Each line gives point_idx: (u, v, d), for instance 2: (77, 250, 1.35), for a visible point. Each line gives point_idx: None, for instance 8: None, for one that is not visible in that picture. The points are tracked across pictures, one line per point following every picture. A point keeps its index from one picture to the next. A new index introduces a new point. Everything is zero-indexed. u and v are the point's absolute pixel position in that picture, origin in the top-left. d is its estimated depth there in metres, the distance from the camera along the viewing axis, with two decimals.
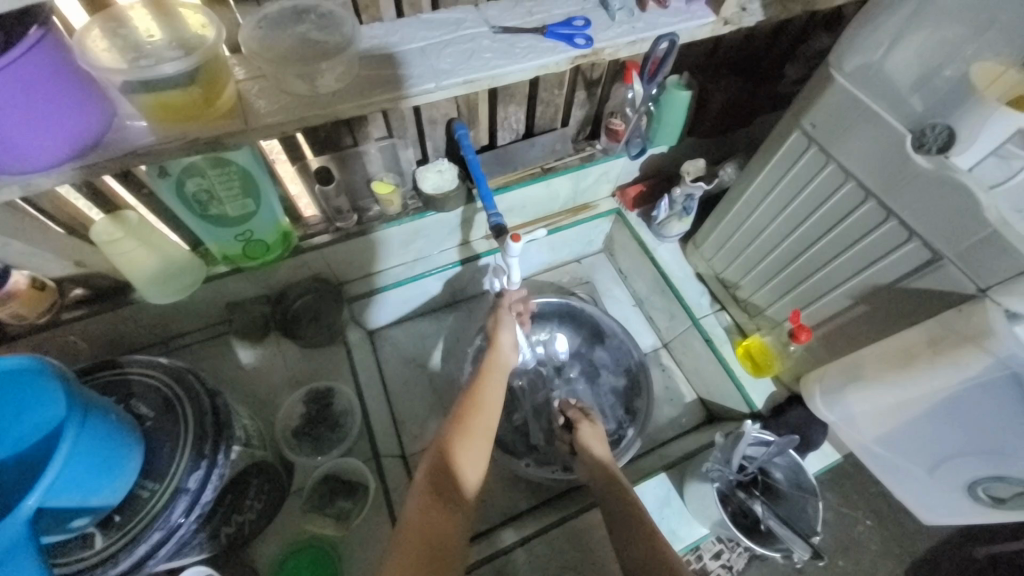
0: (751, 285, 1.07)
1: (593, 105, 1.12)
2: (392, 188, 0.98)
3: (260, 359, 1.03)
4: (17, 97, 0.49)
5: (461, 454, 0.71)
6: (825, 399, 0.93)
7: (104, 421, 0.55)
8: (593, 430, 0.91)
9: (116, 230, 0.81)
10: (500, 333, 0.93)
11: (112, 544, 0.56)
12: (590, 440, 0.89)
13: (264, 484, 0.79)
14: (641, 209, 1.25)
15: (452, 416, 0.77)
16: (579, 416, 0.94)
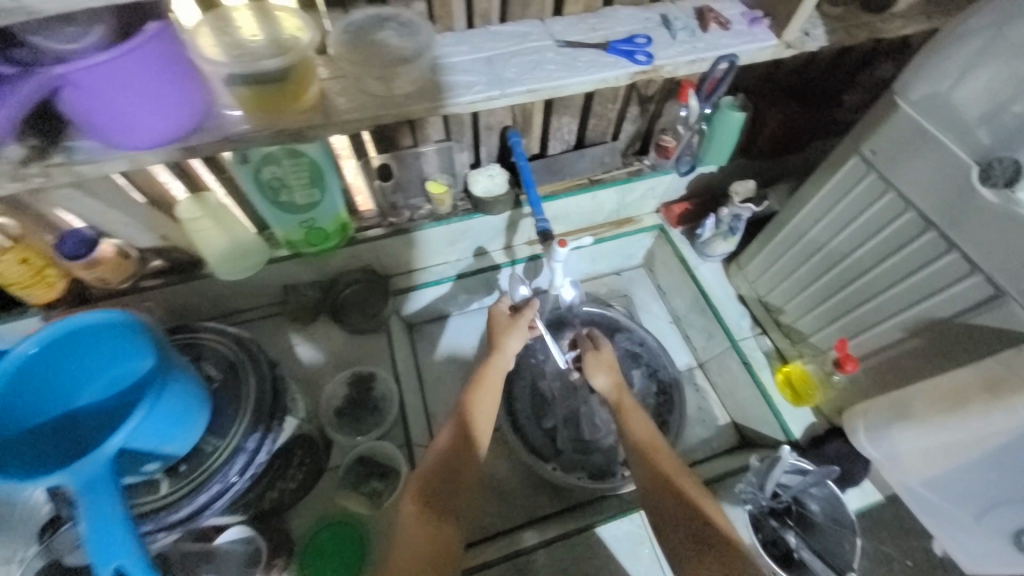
0: (795, 310, 1.06)
1: (645, 121, 1.14)
2: (445, 189, 1.03)
3: (308, 340, 1.09)
4: (136, 79, 0.56)
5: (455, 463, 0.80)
6: (870, 433, 0.89)
7: (182, 376, 0.60)
8: (601, 357, 0.96)
9: (197, 210, 0.90)
10: (507, 341, 0.95)
11: (177, 491, 0.61)
12: (594, 369, 0.94)
13: (306, 459, 0.84)
14: (685, 227, 1.26)
15: (464, 396, 0.89)
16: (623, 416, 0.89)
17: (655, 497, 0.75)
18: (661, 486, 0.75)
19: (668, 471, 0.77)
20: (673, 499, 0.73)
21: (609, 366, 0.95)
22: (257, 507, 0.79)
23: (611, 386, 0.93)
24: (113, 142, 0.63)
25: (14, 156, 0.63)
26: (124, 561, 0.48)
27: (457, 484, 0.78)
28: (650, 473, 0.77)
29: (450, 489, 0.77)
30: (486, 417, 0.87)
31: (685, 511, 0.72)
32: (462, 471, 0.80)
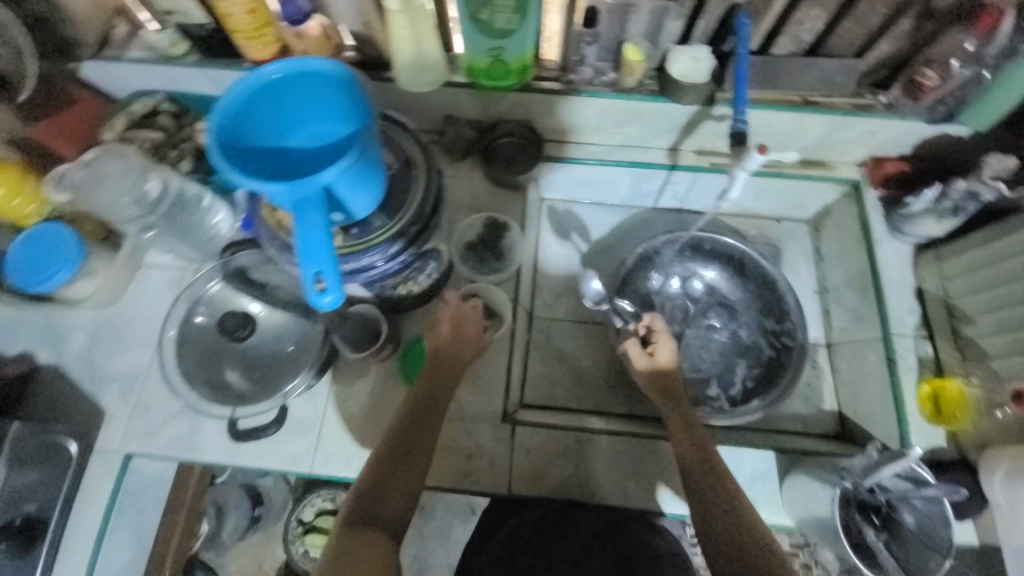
0: (988, 324, 0.93)
1: (910, 43, 0.91)
2: (642, 58, 0.93)
3: (453, 172, 1.11)
4: None
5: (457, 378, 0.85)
6: (1006, 480, 0.81)
7: (376, 144, 0.64)
8: (660, 359, 0.87)
9: (399, 4, 0.86)
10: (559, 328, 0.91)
11: (347, 247, 0.69)
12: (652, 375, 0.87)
13: (435, 273, 0.92)
14: (887, 192, 1.06)
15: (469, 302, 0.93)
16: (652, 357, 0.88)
17: (712, 511, 0.71)
18: (714, 492, 0.73)
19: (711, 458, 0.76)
20: (725, 509, 0.71)
21: (669, 367, 0.87)
22: (385, 296, 0.91)
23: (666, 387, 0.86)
24: None
25: None
26: (323, 270, 0.56)
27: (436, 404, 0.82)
28: (706, 483, 0.74)
29: (431, 409, 0.82)
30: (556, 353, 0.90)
31: (741, 523, 0.69)
32: (445, 376, 0.86)
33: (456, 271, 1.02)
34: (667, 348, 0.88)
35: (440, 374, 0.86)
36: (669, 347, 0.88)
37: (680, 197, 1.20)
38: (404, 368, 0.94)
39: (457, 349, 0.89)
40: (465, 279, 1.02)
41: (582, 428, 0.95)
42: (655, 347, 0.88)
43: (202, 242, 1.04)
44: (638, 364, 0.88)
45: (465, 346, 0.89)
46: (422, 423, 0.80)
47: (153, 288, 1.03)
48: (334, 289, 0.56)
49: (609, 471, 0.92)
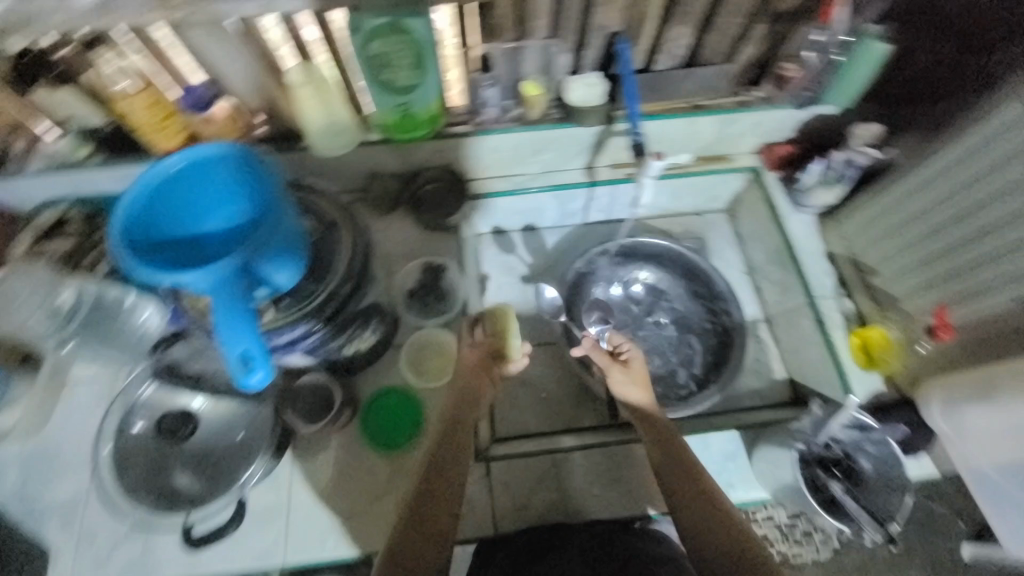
0: (891, 270, 1.01)
1: (768, 44, 1.02)
2: (539, 92, 1.01)
3: (385, 226, 1.14)
4: None
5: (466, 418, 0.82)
6: (943, 407, 0.88)
7: (291, 214, 0.65)
8: (632, 372, 0.86)
9: (303, 77, 0.91)
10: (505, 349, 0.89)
11: (280, 319, 0.69)
12: (624, 387, 0.85)
13: (380, 327, 0.93)
14: (783, 171, 1.15)
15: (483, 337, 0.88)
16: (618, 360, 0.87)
17: (694, 510, 0.70)
18: (695, 495, 0.72)
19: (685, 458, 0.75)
20: (705, 509, 0.70)
21: (641, 379, 0.85)
22: (333, 359, 0.90)
23: (645, 405, 0.83)
24: None
25: None
26: (249, 350, 0.56)
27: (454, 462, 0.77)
28: (685, 488, 0.73)
29: (449, 466, 0.76)
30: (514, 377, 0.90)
31: (719, 520, 0.69)
32: (461, 434, 0.80)
33: (403, 321, 1.03)
34: (639, 359, 0.88)
35: (455, 429, 0.80)
36: (642, 359, 0.88)
37: (605, 209, 1.26)
38: (367, 426, 0.94)
39: (471, 404, 0.83)
40: (414, 327, 1.03)
41: (555, 449, 0.97)
42: (625, 359, 0.88)
43: (132, 344, 0.99)
44: (614, 371, 0.86)
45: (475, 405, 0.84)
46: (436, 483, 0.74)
47: (85, 402, 0.97)
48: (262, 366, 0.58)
49: (587, 484, 0.94)
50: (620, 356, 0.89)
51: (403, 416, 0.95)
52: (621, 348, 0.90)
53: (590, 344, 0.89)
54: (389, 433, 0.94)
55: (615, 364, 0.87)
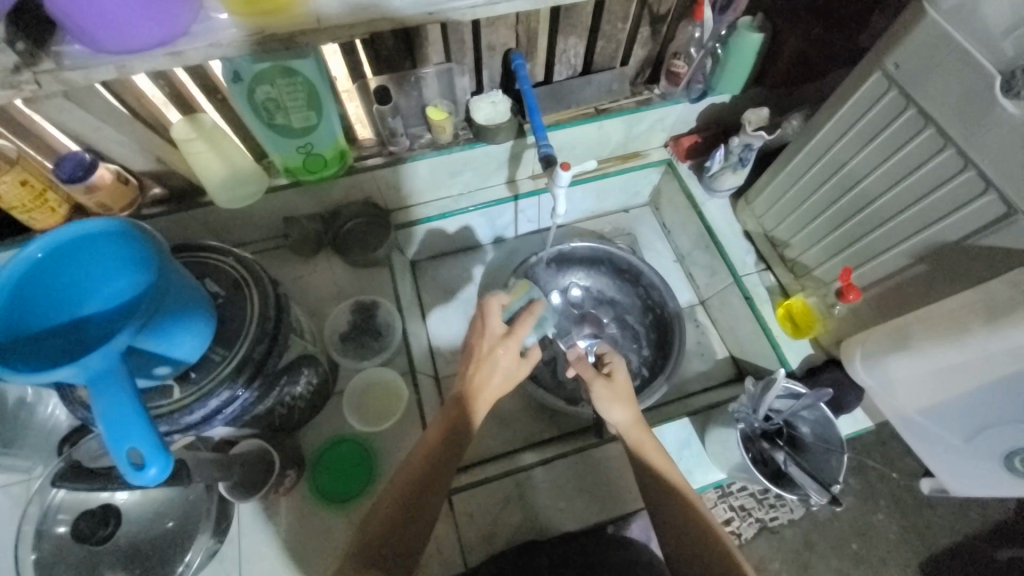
0: (801, 244, 1.04)
1: (656, 44, 1.07)
2: (445, 115, 0.99)
3: (311, 271, 1.10)
4: None
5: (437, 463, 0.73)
6: (864, 362, 0.92)
7: (184, 284, 0.61)
8: (615, 388, 0.80)
9: (191, 132, 0.86)
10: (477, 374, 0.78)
11: (188, 396, 0.64)
12: (607, 403, 0.80)
13: (314, 378, 0.87)
14: (693, 161, 1.20)
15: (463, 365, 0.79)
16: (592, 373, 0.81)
17: (662, 507, 0.74)
18: (662, 492, 0.74)
19: (657, 467, 0.76)
20: (673, 504, 0.73)
21: (627, 397, 0.80)
22: (267, 422, 0.84)
23: (629, 419, 0.79)
24: (100, 45, 0.61)
25: None
26: (138, 442, 0.50)
27: (417, 512, 0.70)
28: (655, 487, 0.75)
29: (411, 514, 0.70)
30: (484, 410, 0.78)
31: (682, 513, 0.72)
32: (438, 480, 0.73)
33: (342, 365, 0.99)
34: (623, 371, 0.83)
35: (427, 473, 0.72)
36: (626, 373, 0.83)
37: (534, 219, 1.30)
38: (318, 483, 0.90)
39: (457, 445, 0.75)
40: (353, 369, 0.99)
41: (517, 469, 0.95)
42: (609, 371, 0.82)
43: (42, 439, 0.91)
44: (596, 386, 0.80)
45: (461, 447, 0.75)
46: (394, 536, 0.67)
47: None
48: (155, 460, 0.50)
49: (554, 499, 0.93)
50: (604, 368, 0.84)
51: (354, 465, 0.91)
52: (605, 359, 0.85)
53: (576, 358, 0.83)
54: (340, 486, 0.89)
55: (601, 378, 0.80)
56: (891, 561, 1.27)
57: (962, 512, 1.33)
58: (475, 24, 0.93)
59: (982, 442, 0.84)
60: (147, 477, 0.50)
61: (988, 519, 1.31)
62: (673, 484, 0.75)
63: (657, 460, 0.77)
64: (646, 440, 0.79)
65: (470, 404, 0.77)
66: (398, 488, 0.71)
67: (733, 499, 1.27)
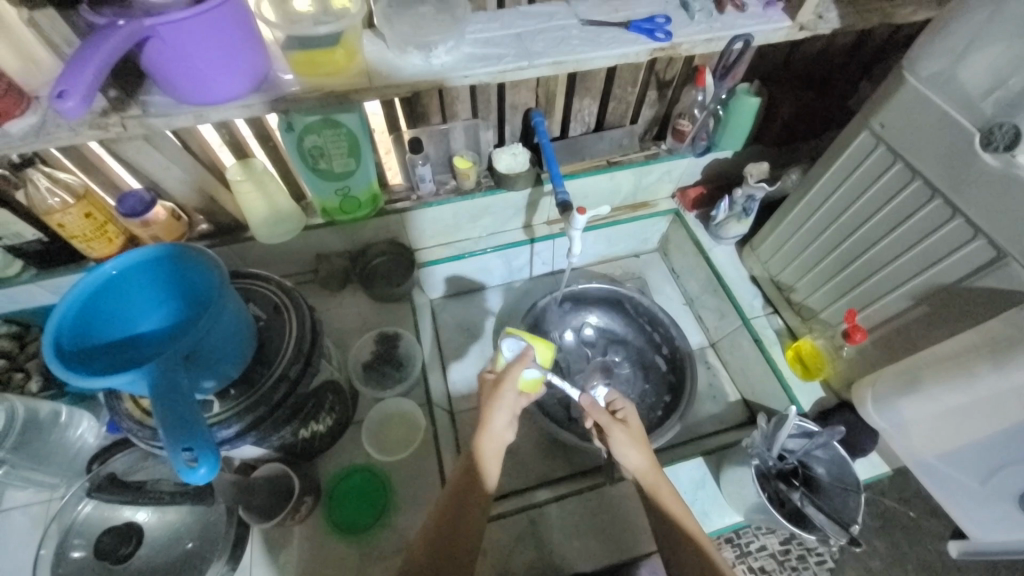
0: (805, 288, 1.09)
1: (663, 106, 1.17)
2: (470, 163, 1.08)
3: (337, 304, 1.16)
4: (233, 41, 0.67)
5: (466, 510, 0.75)
6: (876, 404, 0.93)
7: (235, 303, 0.67)
8: (631, 432, 0.82)
9: (241, 175, 0.94)
10: (493, 414, 0.80)
11: (227, 410, 0.68)
12: (624, 447, 0.81)
13: (337, 405, 0.91)
14: (700, 211, 1.28)
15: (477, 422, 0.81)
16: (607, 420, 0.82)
17: (677, 552, 0.73)
18: (678, 537, 0.74)
19: (676, 514, 0.76)
20: (688, 547, 0.73)
21: (640, 440, 0.82)
22: (290, 447, 0.87)
23: (646, 463, 0.80)
24: (183, 98, 0.71)
25: (98, 108, 0.72)
26: (191, 444, 0.54)
27: (455, 552, 0.71)
28: (670, 531, 0.75)
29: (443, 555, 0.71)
30: (493, 455, 0.79)
31: (699, 558, 0.71)
32: (463, 529, 0.73)
33: (362, 394, 1.02)
34: (636, 417, 0.85)
35: (456, 519, 0.74)
36: (638, 418, 0.85)
37: (549, 262, 1.36)
38: (333, 513, 0.90)
39: (474, 489, 0.77)
40: (373, 398, 1.02)
41: (530, 505, 0.95)
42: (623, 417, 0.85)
43: (66, 461, 0.93)
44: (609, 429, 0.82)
45: (475, 492, 0.76)
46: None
47: (13, 536, 0.88)
48: (207, 461, 0.54)
49: (567, 537, 0.92)
50: (616, 415, 0.86)
51: (367, 495, 0.92)
52: (617, 406, 0.87)
53: (591, 404, 0.83)
54: (353, 517, 0.89)
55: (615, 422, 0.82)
56: None
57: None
58: (500, 86, 1.04)
59: (997, 485, 0.84)
60: (198, 477, 0.54)
61: None
62: (687, 532, 0.74)
63: (671, 505, 0.76)
64: (662, 485, 0.79)
65: (478, 456, 0.79)
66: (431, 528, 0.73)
67: (753, 560, 1.20)
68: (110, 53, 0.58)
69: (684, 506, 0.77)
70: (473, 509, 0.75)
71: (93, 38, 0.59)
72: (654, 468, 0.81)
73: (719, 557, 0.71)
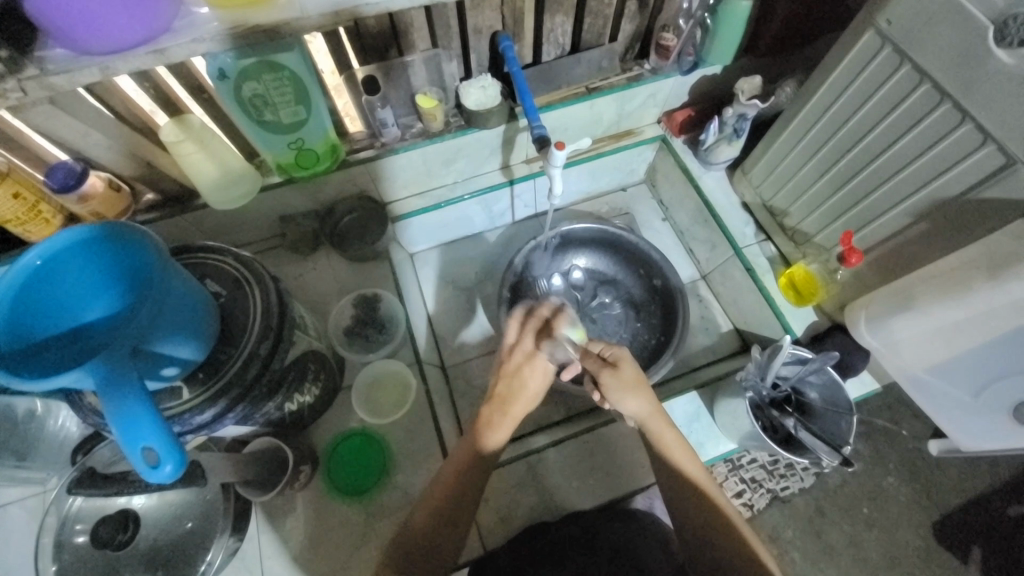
0: (800, 212, 1.03)
1: (644, 18, 1.05)
2: (435, 102, 0.97)
3: (312, 267, 1.10)
4: None
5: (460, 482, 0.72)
6: (869, 325, 0.92)
7: (183, 285, 0.60)
8: (623, 376, 0.75)
9: (181, 134, 0.84)
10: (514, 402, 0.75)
11: (198, 395, 0.64)
12: (620, 394, 0.75)
13: (321, 375, 0.88)
14: (688, 136, 1.19)
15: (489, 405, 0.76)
16: (597, 367, 0.76)
17: (679, 497, 0.72)
18: (679, 482, 0.73)
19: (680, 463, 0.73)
20: (697, 501, 0.71)
21: (637, 384, 0.75)
22: (279, 421, 0.85)
23: (646, 408, 0.75)
24: (81, 47, 0.60)
25: None
26: (151, 443, 0.51)
27: (446, 522, 0.70)
28: (670, 478, 0.73)
29: (444, 528, 0.70)
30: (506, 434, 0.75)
31: (706, 510, 0.70)
32: (459, 499, 0.71)
33: (348, 359, 1.00)
34: (627, 359, 0.77)
35: (454, 496, 0.71)
36: (631, 358, 0.77)
37: (531, 204, 1.28)
38: (333, 477, 0.90)
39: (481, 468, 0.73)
40: (360, 362, 1.00)
41: (529, 452, 0.96)
42: (613, 361, 0.77)
43: (53, 453, 0.91)
44: (607, 380, 0.75)
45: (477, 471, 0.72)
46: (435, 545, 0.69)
47: (15, 528, 0.88)
48: (170, 458, 0.51)
49: (567, 479, 0.94)
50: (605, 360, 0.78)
51: (366, 457, 0.92)
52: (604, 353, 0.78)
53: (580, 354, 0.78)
54: (354, 480, 0.90)
55: (602, 372, 0.75)
56: (903, 525, 1.28)
57: (973, 470, 1.33)
58: (459, 7, 0.91)
59: (990, 395, 0.85)
60: (163, 474, 0.52)
61: (999, 476, 1.32)
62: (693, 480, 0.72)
63: (676, 454, 0.73)
64: (666, 432, 0.75)
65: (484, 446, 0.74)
66: (431, 504, 0.71)
67: (744, 472, 1.28)
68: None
69: (689, 452, 0.74)
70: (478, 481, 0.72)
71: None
72: (658, 412, 0.75)
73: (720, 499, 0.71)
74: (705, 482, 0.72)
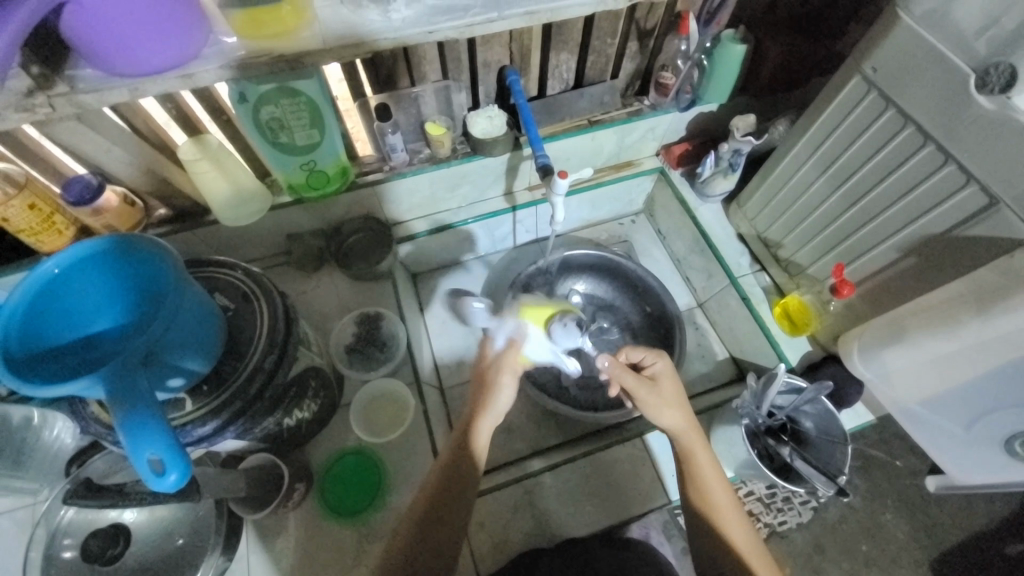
0: (793, 244, 1.06)
1: (644, 58, 1.11)
2: (444, 129, 1.02)
3: (316, 285, 1.12)
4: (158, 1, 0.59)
5: (455, 501, 0.72)
6: (861, 355, 0.94)
7: (195, 295, 0.62)
8: (664, 391, 0.77)
9: (198, 153, 0.87)
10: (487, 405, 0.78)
11: (201, 407, 0.65)
12: (660, 410, 0.76)
13: (320, 392, 0.88)
14: (685, 168, 1.24)
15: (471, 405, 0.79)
16: (642, 385, 0.76)
17: (695, 516, 0.73)
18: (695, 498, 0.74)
19: (703, 485, 0.73)
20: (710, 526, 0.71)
21: (677, 399, 0.77)
22: (277, 436, 0.85)
23: (684, 423, 0.76)
24: (112, 69, 0.64)
25: (20, 88, 0.64)
26: (157, 450, 0.51)
27: (438, 541, 0.70)
28: (690, 494, 0.74)
29: (438, 547, 0.70)
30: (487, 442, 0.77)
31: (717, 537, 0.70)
32: (452, 515, 0.71)
33: (348, 377, 1.00)
34: (667, 372, 0.78)
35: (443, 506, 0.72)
36: (670, 373, 0.78)
37: (532, 229, 1.32)
38: (327, 497, 0.90)
39: (468, 481, 0.74)
40: (359, 380, 1.00)
41: (525, 476, 0.95)
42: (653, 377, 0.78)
43: (46, 464, 0.90)
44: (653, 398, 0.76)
45: (466, 488, 0.73)
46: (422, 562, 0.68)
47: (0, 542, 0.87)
48: (175, 466, 0.52)
49: (563, 504, 0.93)
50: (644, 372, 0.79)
51: (362, 477, 0.92)
52: (644, 364, 0.79)
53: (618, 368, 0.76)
54: (347, 500, 0.89)
55: (642, 382, 0.76)
56: (902, 563, 1.26)
57: (970, 508, 1.32)
58: (470, 42, 0.96)
59: (983, 427, 0.86)
60: (167, 483, 0.52)
61: (997, 516, 1.31)
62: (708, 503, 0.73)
63: (700, 470, 0.74)
64: (699, 448, 0.75)
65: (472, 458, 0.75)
66: (424, 518, 0.71)
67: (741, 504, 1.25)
68: (36, 9, 0.54)
69: (716, 470, 0.75)
70: (464, 495, 0.73)
71: (4, 7, 0.54)
72: (693, 428, 0.76)
73: (731, 530, 0.70)
74: (722, 503, 0.72)
